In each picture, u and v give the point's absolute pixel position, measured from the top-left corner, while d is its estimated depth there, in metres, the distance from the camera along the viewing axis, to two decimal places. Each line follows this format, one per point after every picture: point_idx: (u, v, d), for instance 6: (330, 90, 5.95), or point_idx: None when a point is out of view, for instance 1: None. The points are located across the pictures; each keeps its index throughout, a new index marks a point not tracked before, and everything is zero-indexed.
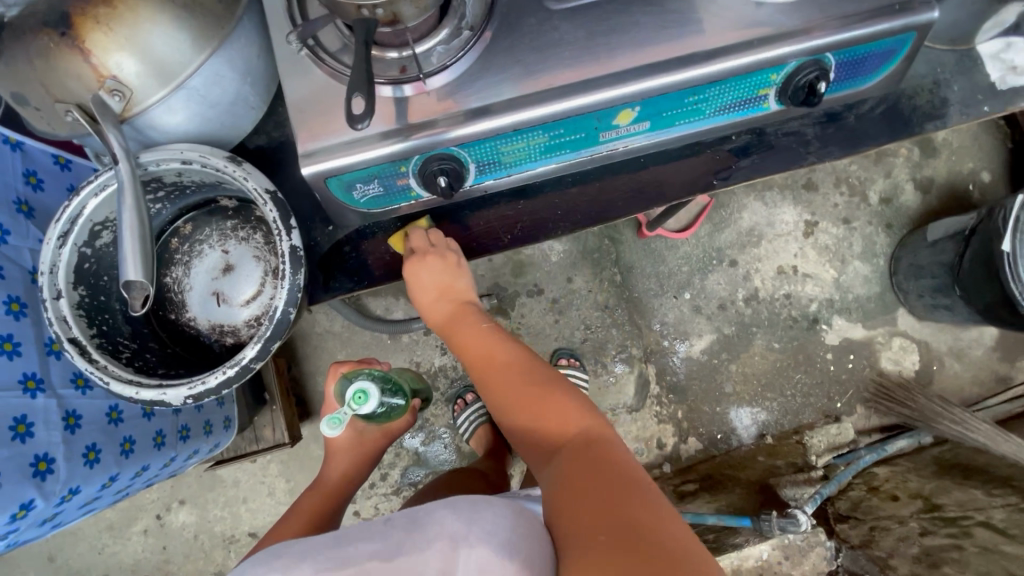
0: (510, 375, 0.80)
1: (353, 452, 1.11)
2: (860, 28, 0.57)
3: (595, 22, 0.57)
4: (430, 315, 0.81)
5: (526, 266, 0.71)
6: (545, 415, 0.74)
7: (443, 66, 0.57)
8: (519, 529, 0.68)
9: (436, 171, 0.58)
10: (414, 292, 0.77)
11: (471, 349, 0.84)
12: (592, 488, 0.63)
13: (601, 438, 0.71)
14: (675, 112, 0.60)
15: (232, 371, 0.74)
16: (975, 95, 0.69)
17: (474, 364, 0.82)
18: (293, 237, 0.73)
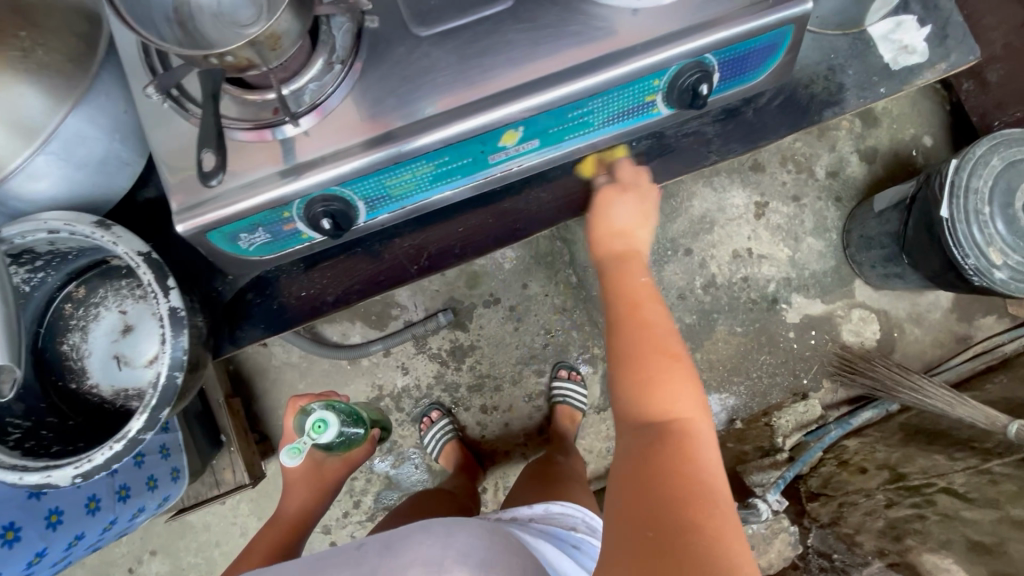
0: (647, 332, 0.68)
1: (312, 483, 1.10)
2: (734, 27, 0.56)
3: (466, 45, 0.56)
4: (612, 254, 0.74)
5: (614, 234, 0.74)
6: (653, 385, 0.64)
7: (315, 105, 0.55)
8: (495, 548, 0.72)
9: (321, 213, 0.56)
10: (602, 226, 0.73)
11: (624, 293, 0.71)
12: (664, 487, 0.55)
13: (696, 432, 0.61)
14: (563, 127, 0.59)
15: (120, 445, 0.68)
16: (870, 78, 0.68)
17: (618, 301, 0.71)
18: (172, 299, 0.65)
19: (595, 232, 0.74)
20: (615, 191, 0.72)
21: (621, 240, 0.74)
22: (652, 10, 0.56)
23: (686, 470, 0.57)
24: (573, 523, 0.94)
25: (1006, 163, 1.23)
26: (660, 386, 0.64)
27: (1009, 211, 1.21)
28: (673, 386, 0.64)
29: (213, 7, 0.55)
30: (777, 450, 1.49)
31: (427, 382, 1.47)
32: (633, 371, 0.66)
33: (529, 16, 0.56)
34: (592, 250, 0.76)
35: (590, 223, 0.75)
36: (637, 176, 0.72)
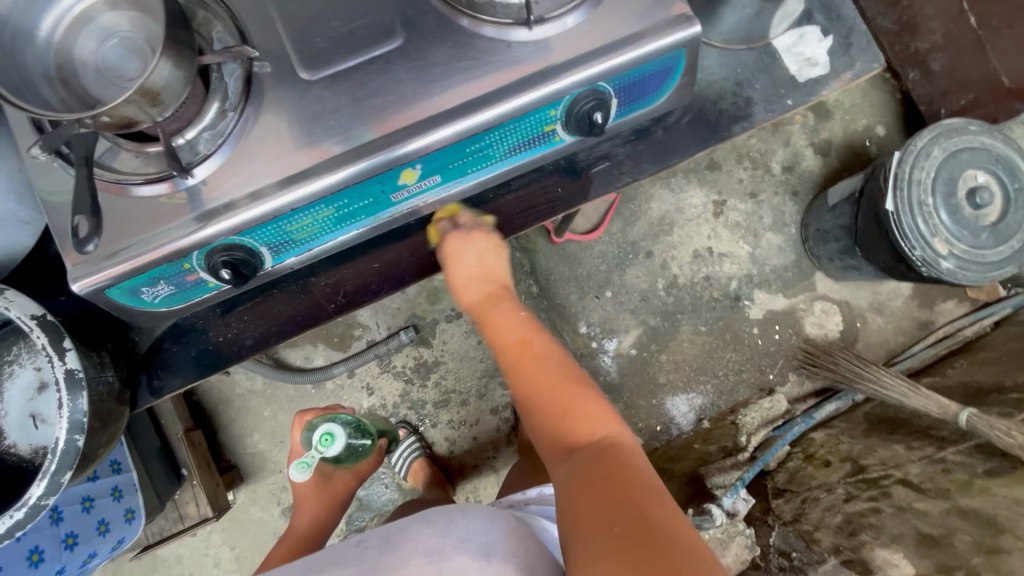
0: (547, 365, 0.68)
1: (322, 496, 1.10)
2: (622, 55, 0.56)
3: (357, 86, 0.56)
4: (477, 298, 0.71)
5: (473, 278, 0.70)
6: (566, 417, 0.64)
7: (208, 154, 0.55)
8: (498, 533, 0.70)
9: (221, 262, 0.56)
10: (455, 273, 0.70)
11: (505, 336, 0.69)
12: (613, 498, 0.54)
13: (618, 444, 0.62)
14: (463, 161, 0.59)
15: (21, 513, 0.64)
16: (777, 90, 0.69)
17: (505, 341, 0.70)
18: (68, 361, 0.60)
19: (453, 281, 0.70)
20: (460, 239, 0.68)
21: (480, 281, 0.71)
22: (546, 38, 0.57)
23: (625, 475, 0.57)
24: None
25: (947, 153, 1.24)
26: (574, 413, 0.65)
27: (952, 201, 1.23)
28: (586, 408, 0.65)
29: (97, 62, 0.54)
30: (739, 449, 1.52)
31: (393, 401, 1.47)
32: (548, 406, 0.65)
33: (420, 54, 0.56)
34: (454, 294, 0.73)
35: (442, 273, 0.71)
36: (477, 218, 0.69)
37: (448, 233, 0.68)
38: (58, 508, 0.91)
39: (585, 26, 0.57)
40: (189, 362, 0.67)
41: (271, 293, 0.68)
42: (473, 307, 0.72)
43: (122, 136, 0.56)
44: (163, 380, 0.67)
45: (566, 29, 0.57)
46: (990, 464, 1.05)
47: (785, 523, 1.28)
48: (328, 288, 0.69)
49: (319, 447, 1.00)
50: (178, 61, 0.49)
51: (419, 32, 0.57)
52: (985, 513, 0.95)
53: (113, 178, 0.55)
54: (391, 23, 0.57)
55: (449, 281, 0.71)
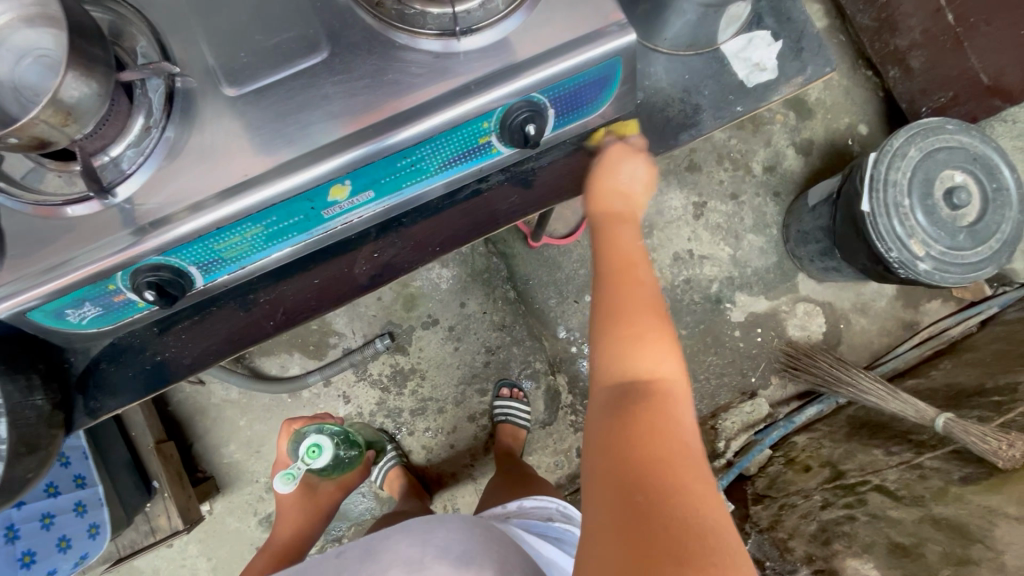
0: (642, 291, 0.64)
1: (308, 507, 1.09)
2: (552, 65, 0.54)
3: (280, 101, 0.54)
4: (608, 216, 0.68)
5: (617, 192, 0.68)
6: (636, 341, 0.60)
7: (129, 173, 0.54)
8: (481, 539, 0.72)
9: (145, 283, 0.55)
10: (603, 184, 0.67)
11: (622, 252, 0.67)
12: (652, 453, 0.51)
13: (673, 392, 0.57)
14: (396, 175, 0.58)
15: None
16: (726, 97, 0.67)
17: (617, 257, 0.66)
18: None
19: (598, 189, 0.67)
20: (626, 151, 0.66)
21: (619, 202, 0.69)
22: (476, 50, 0.55)
23: (671, 437, 0.52)
24: (548, 515, 0.96)
25: (923, 154, 1.22)
26: (642, 344, 0.60)
27: (929, 201, 1.21)
28: (655, 345, 0.60)
29: (13, 79, 0.52)
30: (717, 457, 1.51)
31: (370, 409, 1.46)
32: (623, 324, 0.61)
33: (345, 67, 0.55)
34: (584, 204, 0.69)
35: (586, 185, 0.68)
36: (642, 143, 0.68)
37: (614, 143, 0.66)
38: (14, 527, 0.92)
39: (515, 35, 0.56)
40: (128, 382, 0.65)
41: (211, 312, 0.67)
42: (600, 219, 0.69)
43: (46, 156, 0.54)
44: (101, 402, 0.65)
45: (495, 40, 0.55)
46: (966, 471, 1.03)
47: (761, 530, 1.24)
48: (269, 303, 0.68)
49: (306, 460, 1.00)
50: (87, 80, 0.48)
51: (345, 45, 0.55)
52: (957, 522, 0.94)
53: (33, 198, 0.54)
54: (316, 35, 0.56)
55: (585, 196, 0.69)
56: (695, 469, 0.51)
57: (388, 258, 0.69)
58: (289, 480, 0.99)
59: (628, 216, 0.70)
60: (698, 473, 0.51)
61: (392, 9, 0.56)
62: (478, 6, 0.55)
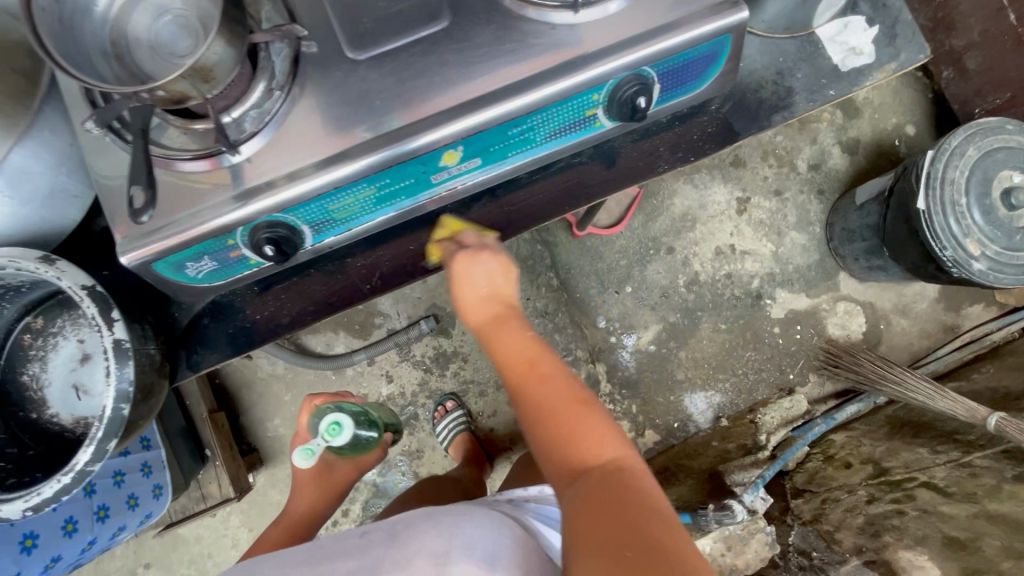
0: (550, 387, 0.62)
1: (327, 483, 1.04)
2: (667, 39, 0.56)
3: (402, 67, 0.56)
4: (483, 319, 0.66)
5: (479, 298, 0.66)
6: (576, 437, 0.59)
7: (255, 132, 0.56)
8: (503, 541, 0.68)
9: (264, 239, 0.57)
10: (466, 296, 0.66)
11: (512, 355, 0.64)
12: (637, 549, 0.48)
13: (633, 472, 0.58)
14: (504, 144, 0.59)
15: (69, 478, 0.67)
16: (819, 81, 0.68)
17: (511, 364, 0.63)
18: (116, 331, 0.63)
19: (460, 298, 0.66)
20: (469, 256, 0.66)
21: (494, 302, 0.67)
22: (592, 22, 0.57)
23: (643, 520, 0.51)
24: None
25: (981, 153, 1.22)
26: (582, 435, 0.59)
27: (986, 201, 1.20)
28: (598, 432, 0.59)
29: (152, 38, 0.55)
30: (760, 449, 1.48)
31: (412, 389, 1.48)
32: (553, 426, 0.60)
33: (464, 35, 0.56)
34: (461, 314, 0.68)
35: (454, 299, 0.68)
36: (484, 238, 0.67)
37: (454, 253, 0.66)
38: (91, 481, 0.93)
39: (631, 10, 0.57)
40: (229, 338, 0.70)
41: (308, 273, 0.70)
42: (479, 328, 0.66)
43: (171, 112, 0.56)
44: (201, 356, 0.71)
45: (610, 14, 0.57)
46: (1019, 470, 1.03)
47: (805, 523, 1.26)
48: (364, 268, 0.71)
49: (325, 438, 0.93)
50: (231, 39, 0.50)
51: (464, 14, 0.57)
52: (1014, 518, 0.94)
53: (161, 153, 0.56)
54: (437, 4, 0.57)
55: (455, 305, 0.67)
56: (671, 536, 0.51)
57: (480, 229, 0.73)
58: (307, 456, 0.90)
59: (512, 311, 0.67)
60: (679, 538, 0.51)
61: None
62: None
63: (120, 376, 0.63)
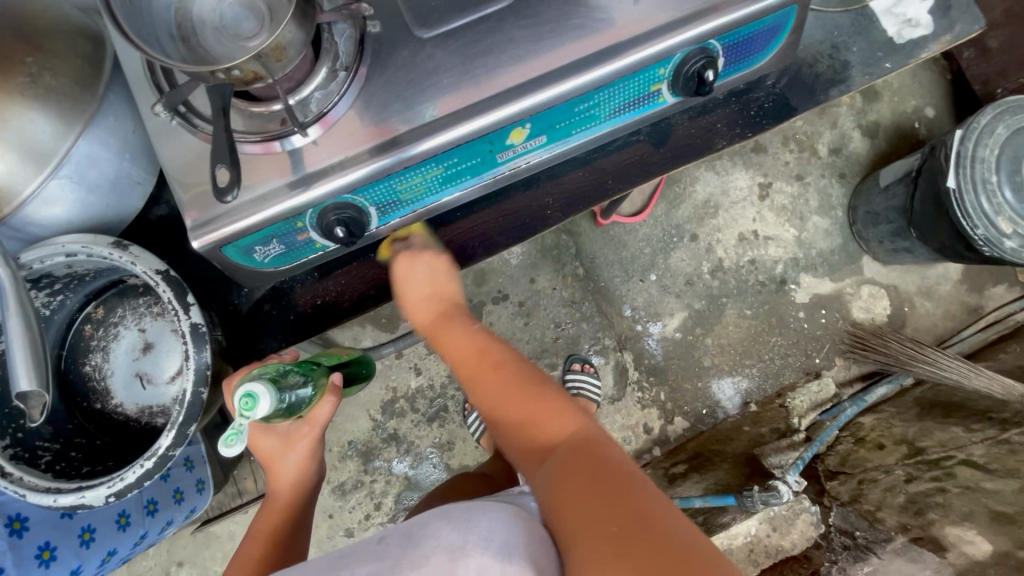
0: (500, 375, 0.70)
1: (293, 453, 0.84)
2: (736, 11, 0.55)
3: (468, 45, 0.55)
4: (429, 315, 0.75)
5: (424, 296, 0.75)
6: (530, 422, 0.66)
7: (322, 113, 0.55)
8: (520, 530, 0.62)
9: (333, 221, 0.57)
10: (407, 296, 0.74)
11: (465, 346, 0.73)
12: (600, 500, 0.55)
13: (591, 437, 0.64)
14: (568, 122, 0.59)
15: (150, 462, 0.74)
16: (875, 54, 0.69)
17: (467, 350, 0.73)
18: (193, 315, 0.72)
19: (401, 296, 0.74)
20: (409, 257, 0.72)
21: (434, 300, 0.75)
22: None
23: (605, 480, 0.57)
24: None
25: (1011, 131, 1.22)
26: (538, 418, 0.66)
27: (1017, 177, 1.20)
28: (550, 412, 0.66)
29: (215, 19, 0.54)
30: (794, 431, 1.51)
31: (441, 382, 1.48)
32: (511, 416, 0.67)
33: (529, 12, 0.56)
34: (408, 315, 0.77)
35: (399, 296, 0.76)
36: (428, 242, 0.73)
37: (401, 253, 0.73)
38: None
39: None
40: (291, 324, 0.78)
41: (364, 259, 0.78)
42: (427, 324, 0.76)
43: (237, 96, 0.55)
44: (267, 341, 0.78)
45: None
46: None
47: (842, 503, 1.25)
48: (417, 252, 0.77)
49: (246, 417, 0.63)
50: (303, 18, 0.49)
51: None
52: None
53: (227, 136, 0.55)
54: None
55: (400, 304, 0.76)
56: (639, 492, 0.56)
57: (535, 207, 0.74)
58: (240, 442, 0.61)
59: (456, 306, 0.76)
60: (635, 486, 0.57)
61: None
62: None
63: (199, 360, 0.71)
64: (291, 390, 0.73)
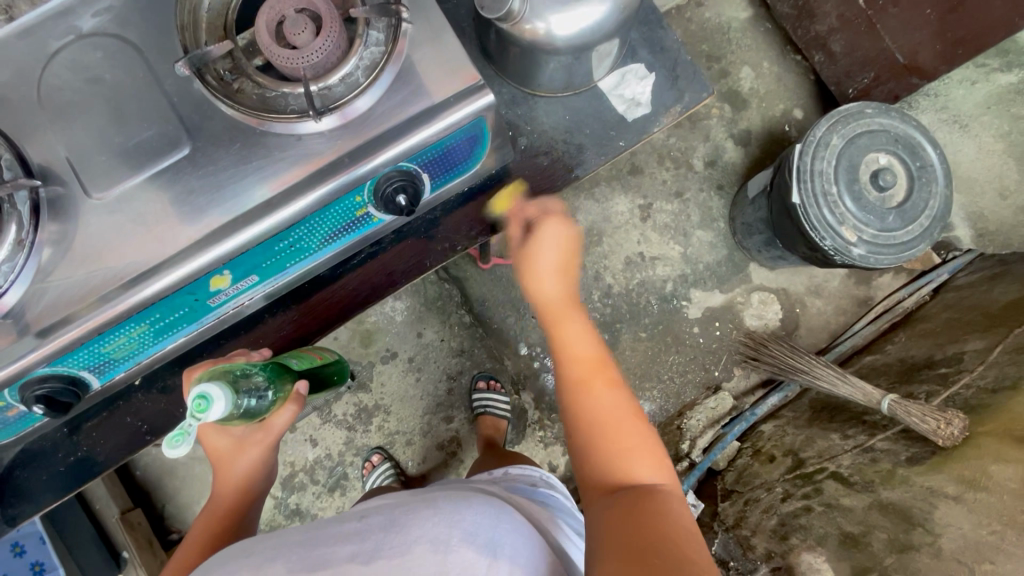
0: (608, 397, 0.67)
1: (251, 457, 0.71)
2: (412, 137, 0.57)
3: (150, 200, 0.55)
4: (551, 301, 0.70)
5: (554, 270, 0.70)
6: (624, 451, 0.63)
7: (5, 283, 0.53)
8: (507, 524, 0.63)
9: (34, 397, 0.57)
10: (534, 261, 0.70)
11: (571, 353, 0.70)
12: (656, 532, 0.52)
13: (668, 493, 0.60)
14: (276, 258, 0.61)
15: None
16: (606, 134, 0.77)
17: (572, 362, 0.69)
18: None
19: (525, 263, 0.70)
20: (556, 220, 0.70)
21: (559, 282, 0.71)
22: (365, 113, 0.57)
23: (672, 525, 0.54)
24: (535, 482, 0.91)
25: (846, 140, 1.24)
26: (628, 453, 0.63)
27: (855, 186, 1.23)
28: (642, 451, 0.63)
29: None
30: (679, 458, 1.54)
31: (338, 450, 1.46)
32: (604, 439, 0.64)
33: (208, 160, 0.56)
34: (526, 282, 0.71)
35: (517, 260, 0.71)
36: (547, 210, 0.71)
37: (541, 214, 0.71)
38: None
39: (378, 107, 0.57)
40: (43, 485, 0.73)
41: (117, 407, 0.74)
42: (544, 306, 0.71)
43: None
44: (18, 508, 0.72)
45: (349, 118, 0.57)
46: (912, 451, 1.06)
47: (728, 529, 1.28)
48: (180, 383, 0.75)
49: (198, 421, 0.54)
50: None
51: (205, 138, 0.56)
52: (901, 506, 0.97)
53: None
54: (176, 130, 0.56)
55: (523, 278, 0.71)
56: (699, 554, 0.51)
57: (292, 332, 0.78)
58: (184, 445, 0.53)
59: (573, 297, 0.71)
60: (704, 559, 0.51)
61: (251, 95, 0.57)
62: (338, 81, 0.56)
63: None
64: (251, 395, 0.64)
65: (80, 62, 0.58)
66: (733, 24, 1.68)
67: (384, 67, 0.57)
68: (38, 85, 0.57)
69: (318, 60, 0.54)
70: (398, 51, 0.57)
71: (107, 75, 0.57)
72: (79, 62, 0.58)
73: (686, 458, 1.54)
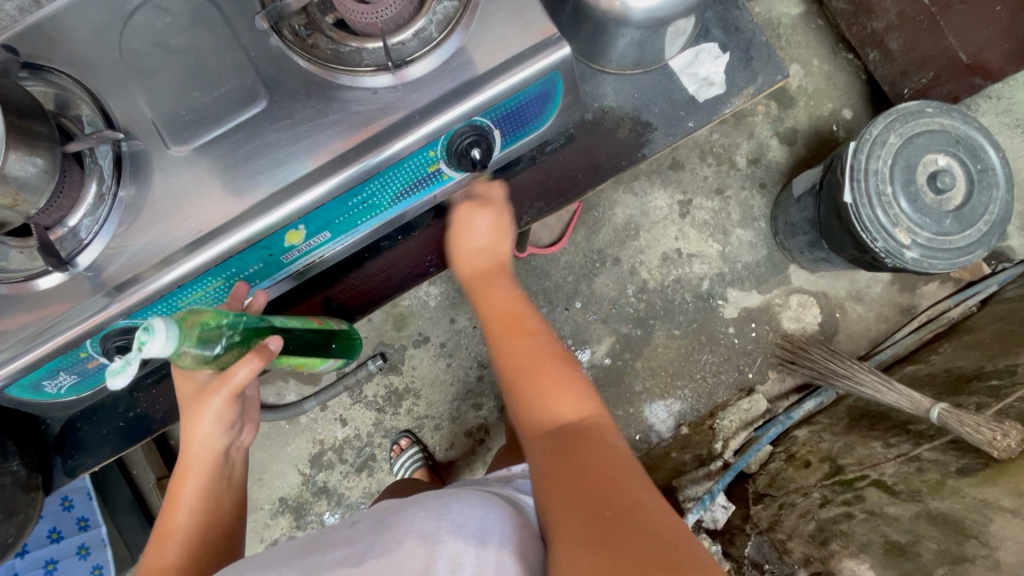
0: (533, 341, 0.67)
1: (207, 411, 0.64)
2: (489, 90, 0.56)
3: (227, 154, 0.56)
4: (474, 269, 0.75)
5: (472, 247, 0.75)
6: (546, 395, 0.62)
7: (91, 237, 0.54)
8: (502, 518, 0.61)
9: (115, 346, 0.57)
10: (465, 240, 0.75)
11: (499, 308, 0.71)
12: (594, 483, 0.52)
13: (597, 430, 0.60)
14: (348, 215, 0.62)
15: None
16: (675, 115, 0.78)
17: (497, 316, 0.70)
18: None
19: (454, 245, 0.75)
20: (474, 207, 0.74)
21: (486, 255, 0.75)
22: (423, 76, 0.56)
23: (610, 468, 0.54)
24: None
25: (904, 139, 1.20)
26: (548, 395, 0.62)
27: (912, 188, 1.19)
28: (565, 392, 0.63)
29: None
30: (713, 457, 1.51)
31: (367, 431, 1.47)
32: (528, 382, 0.64)
33: (284, 113, 0.56)
34: (455, 266, 0.76)
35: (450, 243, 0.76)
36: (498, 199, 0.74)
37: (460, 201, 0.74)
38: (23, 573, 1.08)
39: (454, 61, 0.57)
40: (101, 439, 0.78)
41: None
42: (469, 278, 0.75)
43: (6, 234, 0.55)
44: (79, 460, 0.78)
45: (427, 73, 0.56)
46: (963, 462, 1.01)
47: (762, 532, 1.28)
48: None
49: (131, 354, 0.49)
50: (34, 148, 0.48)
51: (282, 93, 0.57)
52: (952, 517, 0.95)
53: (14, 279, 0.54)
54: (253, 84, 0.57)
55: (451, 257, 0.77)
56: (641, 493, 0.52)
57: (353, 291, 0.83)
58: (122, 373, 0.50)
59: (500, 268, 0.75)
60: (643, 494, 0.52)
61: (326, 50, 0.57)
62: (411, 37, 0.56)
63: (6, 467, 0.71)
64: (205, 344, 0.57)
65: (158, 21, 0.58)
66: (783, 19, 1.65)
67: (457, 23, 0.56)
68: (118, 46, 0.58)
69: (390, 15, 0.54)
70: (471, 6, 0.57)
71: (182, 34, 0.58)
72: (158, 24, 0.58)
73: (722, 457, 1.50)
